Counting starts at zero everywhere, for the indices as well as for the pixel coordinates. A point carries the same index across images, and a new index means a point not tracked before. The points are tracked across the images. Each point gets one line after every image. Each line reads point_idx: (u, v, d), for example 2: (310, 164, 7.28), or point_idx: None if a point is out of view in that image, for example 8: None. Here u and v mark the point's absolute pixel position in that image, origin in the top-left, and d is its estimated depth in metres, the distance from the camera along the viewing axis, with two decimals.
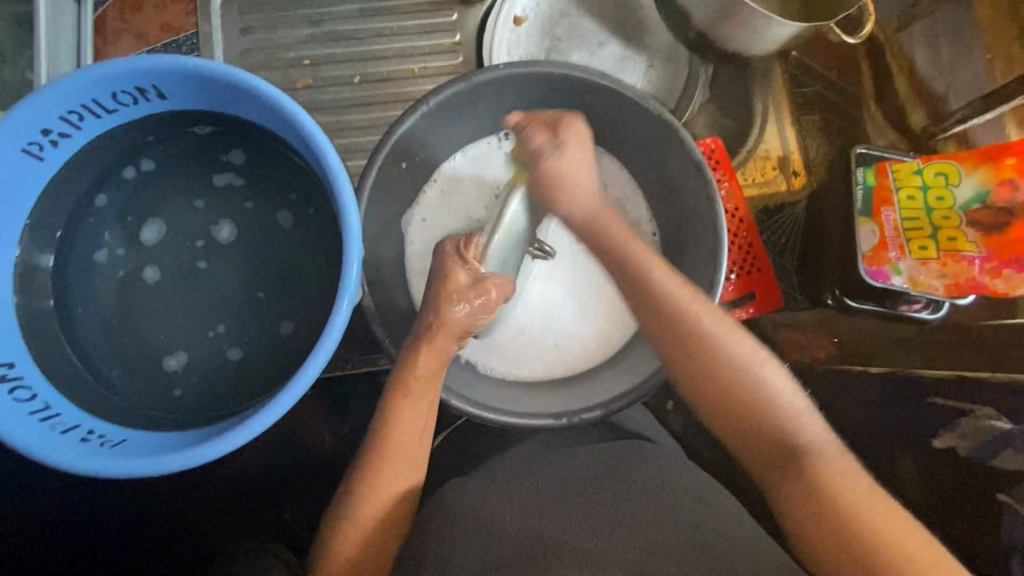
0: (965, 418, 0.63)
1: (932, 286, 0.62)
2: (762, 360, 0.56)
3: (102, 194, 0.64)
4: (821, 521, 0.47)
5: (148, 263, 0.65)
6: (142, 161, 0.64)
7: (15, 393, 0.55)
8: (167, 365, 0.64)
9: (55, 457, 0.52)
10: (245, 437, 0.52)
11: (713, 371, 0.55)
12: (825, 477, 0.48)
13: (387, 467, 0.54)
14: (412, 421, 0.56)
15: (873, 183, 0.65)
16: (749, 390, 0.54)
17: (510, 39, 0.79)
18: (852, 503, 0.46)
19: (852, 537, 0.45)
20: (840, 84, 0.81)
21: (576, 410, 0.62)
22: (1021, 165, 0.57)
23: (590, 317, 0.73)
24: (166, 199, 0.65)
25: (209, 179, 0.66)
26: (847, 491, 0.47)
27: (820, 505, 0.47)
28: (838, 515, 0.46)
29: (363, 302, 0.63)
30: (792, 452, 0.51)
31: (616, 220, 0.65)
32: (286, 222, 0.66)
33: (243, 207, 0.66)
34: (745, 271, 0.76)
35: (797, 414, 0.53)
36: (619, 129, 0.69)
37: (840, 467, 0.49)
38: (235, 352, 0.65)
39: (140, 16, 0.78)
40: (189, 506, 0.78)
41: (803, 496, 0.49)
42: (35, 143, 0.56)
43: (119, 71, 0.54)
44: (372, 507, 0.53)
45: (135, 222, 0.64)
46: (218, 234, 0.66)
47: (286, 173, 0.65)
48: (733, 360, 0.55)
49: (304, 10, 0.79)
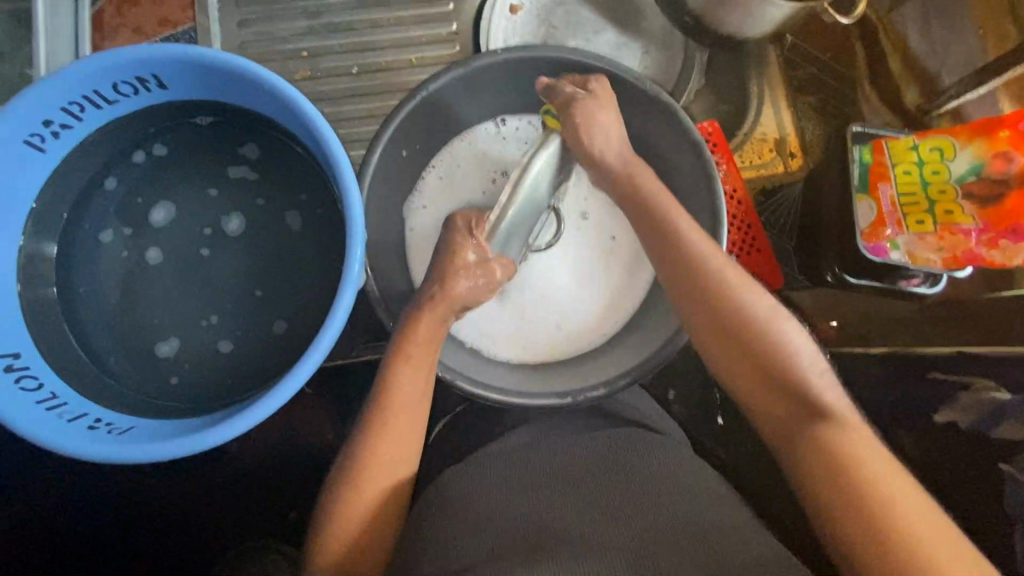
0: (964, 391, 0.63)
1: (930, 259, 0.64)
2: (786, 322, 0.52)
3: (110, 177, 0.64)
4: (837, 489, 0.42)
5: (152, 244, 0.65)
6: (154, 146, 0.65)
7: (21, 383, 0.55)
8: (159, 351, 0.64)
9: (64, 443, 0.52)
10: (250, 421, 0.52)
11: (744, 325, 0.52)
12: (846, 450, 0.44)
13: (388, 436, 0.54)
14: (412, 389, 0.56)
15: (869, 161, 0.66)
16: (773, 353, 0.50)
17: (506, 27, 0.79)
18: (872, 477, 0.42)
19: (870, 511, 0.40)
20: (835, 66, 0.82)
21: (580, 390, 0.62)
22: (1016, 136, 0.57)
23: (594, 298, 0.74)
24: (173, 186, 0.66)
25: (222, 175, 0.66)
26: (869, 466, 0.42)
27: (839, 478, 0.43)
28: (857, 488, 0.41)
29: (366, 288, 0.63)
30: (810, 420, 0.47)
31: (650, 177, 0.62)
32: (294, 222, 0.66)
33: (254, 205, 0.67)
34: (744, 253, 0.77)
35: (816, 380, 0.49)
36: (624, 114, 0.69)
37: (865, 442, 0.44)
38: (226, 346, 0.64)
39: (139, 11, 0.79)
40: (194, 500, 0.78)
41: (822, 465, 0.44)
42: (37, 135, 0.56)
43: (121, 61, 0.54)
44: (372, 477, 0.53)
45: (146, 203, 0.65)
46: (227, 226, 0.66)
47: (297, 181, 0.66)
48: (764, 323, 0.51)
49: (301, 2, 0.80)
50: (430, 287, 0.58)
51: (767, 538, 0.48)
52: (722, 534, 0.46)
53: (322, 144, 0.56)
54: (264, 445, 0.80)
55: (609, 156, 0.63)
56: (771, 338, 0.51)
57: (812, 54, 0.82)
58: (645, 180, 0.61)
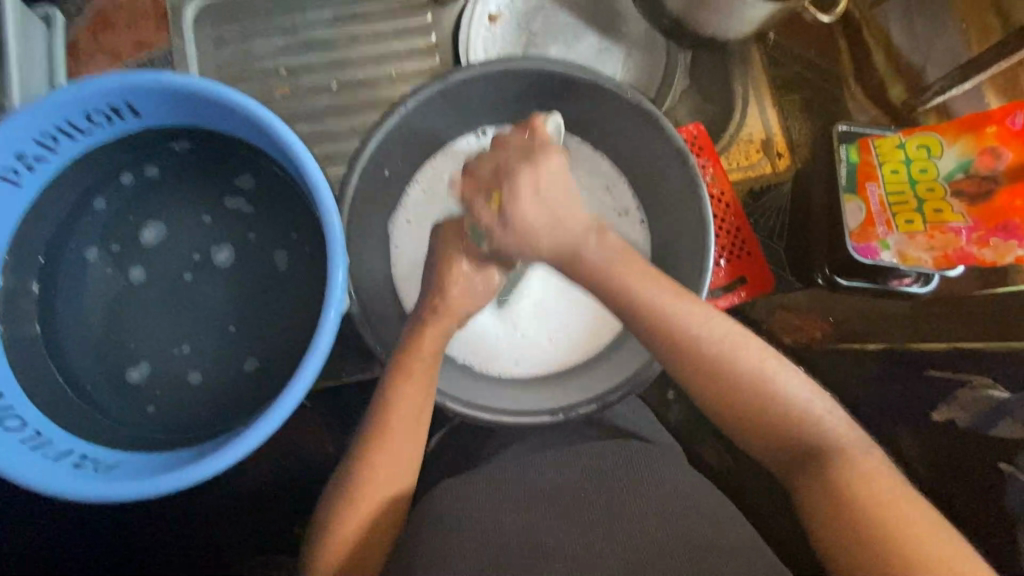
0: (963, 388, 0.62)
1: (921, 260, 0.61)
2: (775, 365, 0.51)
3: (100, 197, 0.63)
4: (854, 534, 0.43)
5: (135, 263, 0.64)
6: (145, 168, 0.64)
7: (5, 422, 0.54)
8: (128, 377, 0.63)
9: (48, 482, 0.52)
10: (234, 455, 0.51)
11: (718, 372, 0.50)
12: (854, 488, 0.45)
13: (381, 454, 0.54)
14: (409, 403, 0.55)
15: (856, 160, 0.65)
16: (767, 399, 0.49)
17: (486, 37, 0.78)
18: (887, 515, 0.43)
19: (896, 556, 0.41)
20: (819, 63, 0.81)
21: (573, 405, 0.62)
22: (1002, 132, 0.57)
23: (584, 309, 0.73)
24: (161, 205, 0.65)
25: (216, 206, 0.66)
26: (882, 504, 0.43)
27: (855, 521, 0.44)
28: (880, 534, 0.42)
29: (351, 309, 0.63)
30: (816, 459, 0.47)
31: (605, 247, 0.54)
32: (283, 262, 0.66)
33: (247, 240, 0.66)
34: (734, 256, 0.76)
35: (813, 413, 0.49)
36: (614, 125, 0.68)
37: (871, 476, 0.45)
38: (196, 377, 0.64)
39: (112, 35, 0.78)
40: (189, 526, 0.78)
41: (833, 511, 0.45)
42: (11, 169, 0.55)
43: (92, 91, 0.53)
44: (366, 496, 0.53)
45: (138, 220, 0.64)
46: (217, 257, 0.66)
47: (286, 215, 0.65)
48: (746, 371, 0.50)
49: (277, 20, 0.79)
50: (426, 301, 0.60)
51: (761, 555, 0.47)
52: (717, 553, 0.45)
53: (304, 173, 0.55)
54: (259, 469, 0.80)
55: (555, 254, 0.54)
56: (748, 380, 0.50)
57: (796, 52, 0.81)
58: (595, 258, 0.54)
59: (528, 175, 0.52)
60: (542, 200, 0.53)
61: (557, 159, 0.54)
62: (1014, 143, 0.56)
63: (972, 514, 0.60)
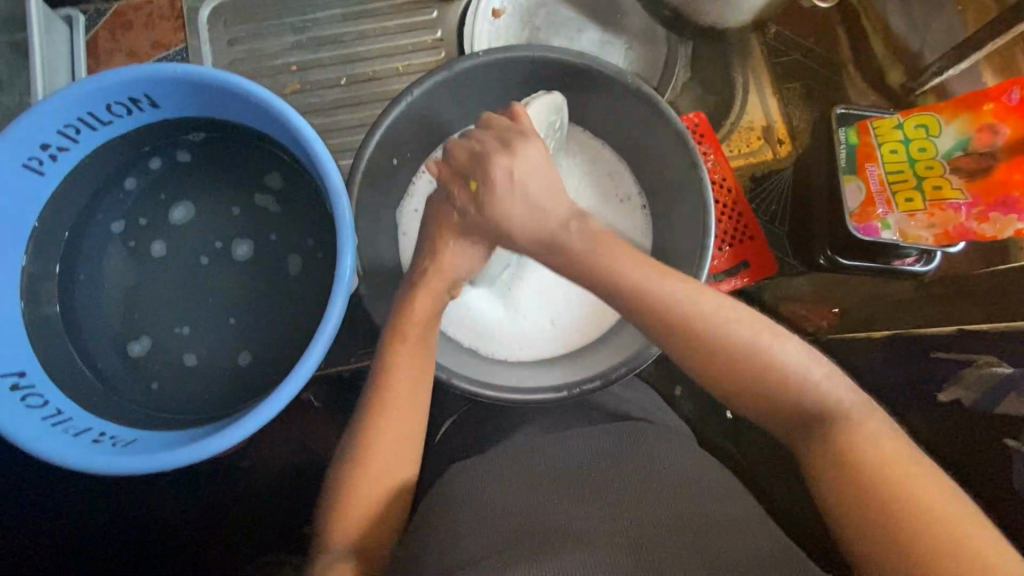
0: (968, 368, 0.62)
1: (921, 237, 0.63)
2: (771, 339, 0.49)
3: (131, 177, 0.66)
4: (849, 490, 0.42)
5: (157, 237, 0.67)
6: (179, 152, 0.67)
7: (27, 400, 0.56)
8: (130, 350, 0.65)
9: (65, 455, 0.53)
10: (245, 429, 0.53)
11: (703, 342, 0.50)
12: (849, 444, 0.44)
13: (395, 420, 0.55)
14: (404, 381, 0.56)
15: (855, 141, 0.66)
16: (761, 365, 0.48)
17: (490, 31, 0.80)
18: (884, 476, 0.41)
19: (885, 506, 0.40)
20: (818, 50, 0.82)
21: (576, 382, 0.63)
22: (999, 109, 0.57)
23: (585, 292, 0.75)
24: (185, 188, 0.67)
25: (248, 203, 0.68)
26: (881, 460, 0.42)
27: (852, 483, 0.42)
28: (875, 499, 0.41)
29: (360, 291, 0.64)
30: (815, 421, 0.46)
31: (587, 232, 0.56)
32: (295, 265, 0.68)
33: (268, 240, 0.68)
34: (736, 241, 0.77)
35: (814, 375, 0.48)
36: (620, 114, 0.69)
37: (872, 436, 0.44)
38: (190, 359, 0.66)
39: (131, 35, 0.81)
40: (206, 513, 0.80)
41: (830, 472, 0.43)
42: (35, 158, 0.58)
43: (116, 82, 0.56)
44: (374, 479, 0.53)
45: (169, 199, 0.67)
46: (235, 252, 0.68)
47: (307, 222, 0.68)
48: (743, 346, 0.49)
49: (288, 18, 0.81)
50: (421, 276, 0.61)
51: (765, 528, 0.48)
52: (721, 525, 0.46)
53: (314, 161, 0.57)
54: (273, 459, 0.81)
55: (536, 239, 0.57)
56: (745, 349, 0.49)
57: (795, 40, 0.82)
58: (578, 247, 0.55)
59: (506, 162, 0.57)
60: (516, 190, 0.57)
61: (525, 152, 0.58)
62: (1012, 119, 0.57)
63: (980, 491, 0.59)
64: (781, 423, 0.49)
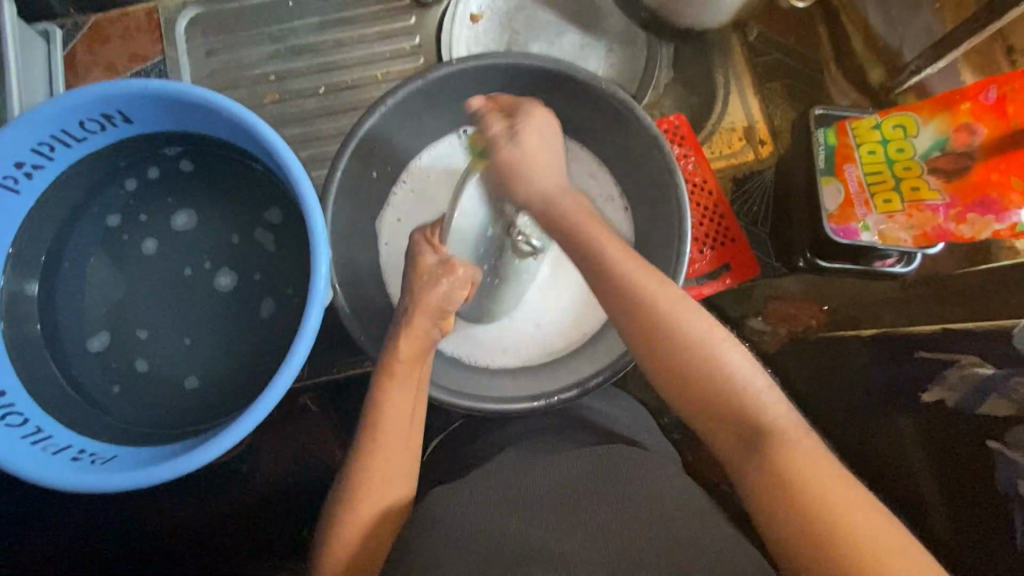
0: (951, 368, 0.61)
1: (901, 238, 0.62)
2: (724, 342, 0.48)
3: (131, 179, 0.67)
4: (789, 526, 0.41)
5: (147, 235, 0.68)
6: (182, 162, 0.68)
7: (7, 419, 0.56)
8: (89, 346, 0.65)
9: (41, 474, 0.53)
10: (217, 449, 0.53)
11: (686, 373, 0.47)
12: (789, 472, 0.43)
13: (385, 447, 0.54)
14: (403, 398, 0.56)
15: (835, 143, 0.66)
16: (725, 391, 0.46)
17: (468, 37, 0.80)
18: (844, 518, 0.40)
19: (821, 540, 0.40)
20: (798, 49, 0.81)
21: (555, 391, 0.64)
22: (976, 108, 0.57)
23: (570, 298, 0.75)
24: (179, 198, 0.68)
25: (246, 238, 0.69)
26: (821, 492, 0.41)
27: (803, 521, 0.41)
28: (831, 546, 0.39)
29: (337, 304, 0.64)
30: (756, 446, 0.44)
31: (576, 203, 0.60)
32: (268, 309, 0.68)
33: (252, 280, 0.68)
34: (718, 243, 0.76)
35: (761, 396, 0.46)
36: (602, 123, 0.68)
37: (809, 460, 0.43)
38: (142, 365, 0.66)
39: (109, 48, 0.81)
40: (199, 526, 0.80)
41: (780, 505, 0.42)
42: (10, 177, 0.58)
43: (88, 98, 0.56)
44: (373, 498, 0.53)
45: (175, 204, 0.68)
46: (218, 282, 0.68)
47: (293, 234, 0.68)
48: (695, 338, 0.48)
49: (265, 28, 0.81)
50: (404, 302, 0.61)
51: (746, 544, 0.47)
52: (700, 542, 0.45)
53: (290, 179, 0.57)
54: (266, 470, 0.82)
55: (540, 194, 0.61)
56: (702, 355, 0.47)
57: (777, 40, 0.82)
58: (570, 210, 0.59)
59: (534, 122, 0.63)
60: (541, 139, 0.63)
61: (540, 118, 0.64)
62: (988, 119, 0.56)
63: (965, 494, 0.58)
64: (724, 446, 0.47)
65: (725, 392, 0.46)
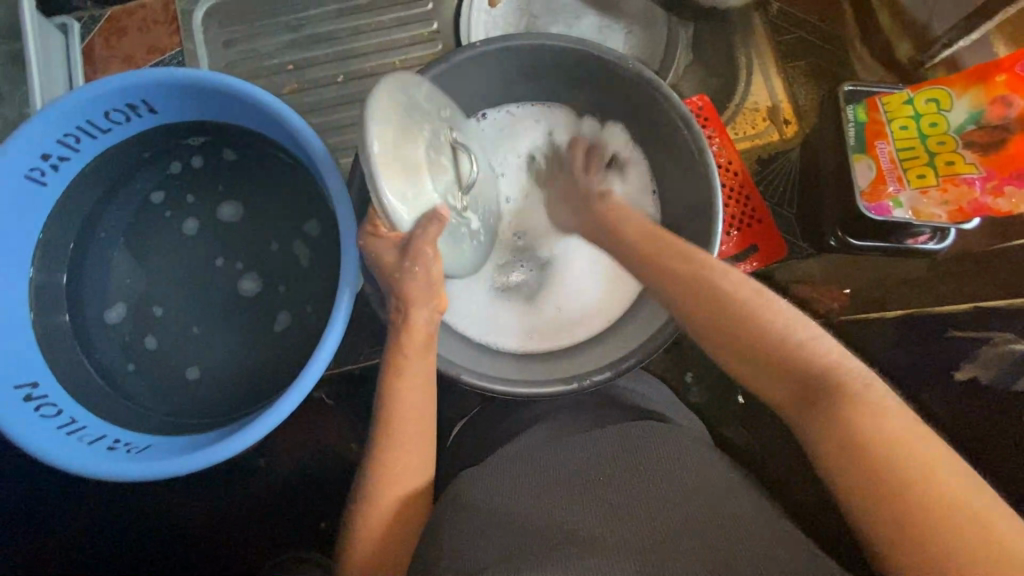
0: (983, 347, 0.61)
1: (935, 214, 0.62)
2: (766, 296, 0.47)
3: (176, 161, 0.67)
4: (849, 459, 0.37)
5: (189, 215, 0.68)
6: (224, 151, 0.68)
7: (42, 410, 0.56)
8: (106, 317, 0.66)
9: (76, 462, 0.53)
10: (256, 434, 0.53)
11: (729, 322, 0.47)
12: (851, 418, 0.38)
13: (406, 428, 0.55)
14: (418, 379, 0.57)
15: (864, 120, 0.65)
16: (771, 336, 0.45)
17: (487, 21, 0.79)
18: (910, 460, 0.35)
19: (885, 482, 0.35)
20: (822, 27, 0.80)
21: (586, 374, 0.62)
22: (1012, 80, 0.55)
23: (592, 282, 0.75)
24: (215, 187, 0.68)
25: (279, 236, 0.69)
26: (897, 445, 0.36)
27: (857, 458, 0.37)
28: (899, 489, 0.34)
29: (365, 291, 0.63)
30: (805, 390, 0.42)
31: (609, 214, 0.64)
32: (283, 323, 0.67)
33: (277, 293, 0.68)
34: (743, 225, 0.75)
35: (809, 344, 0.44)
36: (631, 105, 0.68)
37: (868, 406, 0.38)
38: (151, 342, 0.66)
39: (127, 41, 0.80)
40: (226, 515, 0.81)
41: (832, 445, 0.38)
42: (38, 169, 0.58)
43: (119, 86, 0.55)
44: (398, 476, 0.54)
45: (222, 195, 0.68)
46: (241, 286, 0.68)
47: (316, 219, 0.68)
48: (726, 284, 0.49)
49: (282, 17, 0.81)
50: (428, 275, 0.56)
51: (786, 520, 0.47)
52: (742, 517, 0.45)
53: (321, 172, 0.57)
54: (291, 460, 0.82)
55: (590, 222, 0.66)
56: (740, 303, 0.47)
57: (799, 18, 0.81)
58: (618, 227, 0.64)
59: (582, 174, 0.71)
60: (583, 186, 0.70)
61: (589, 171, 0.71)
62: None
63: (998, 470, 0.58)
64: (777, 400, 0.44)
65: (761, 342, 0.45)
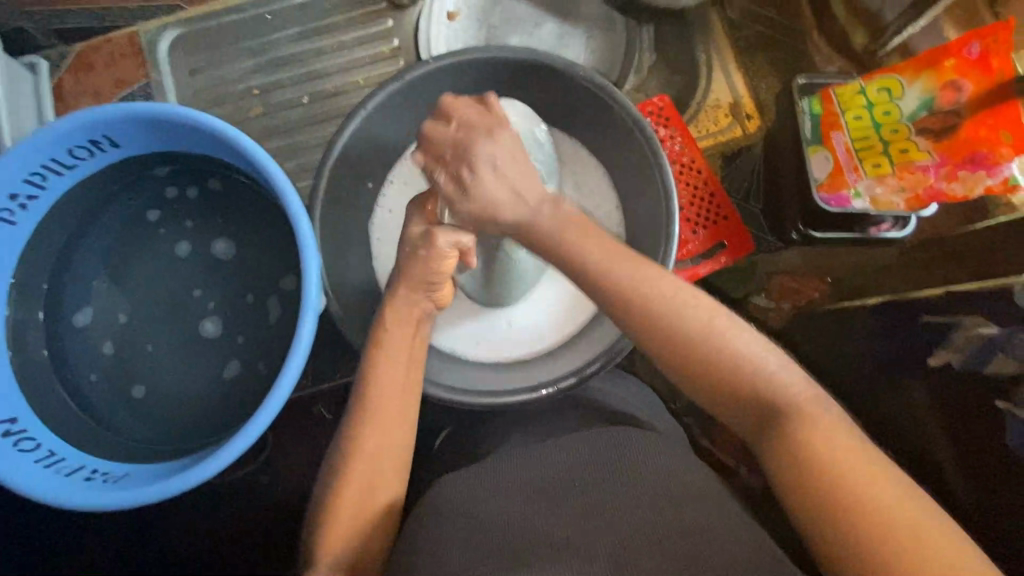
0: (957, 331, 0.59)
1: (894, 203, 0.61)
2: (728, 324, 0.45)
3: (174, 186, 0.70)
4: (808, 493, 0.39)
5: (182, 239, 0.70)
6: (209, 180, 0.70)
7: (20, 444, 0.57)
8: (75, 320, 0.68)
9: (52, 493, 0.54)
10: (224, 460, 0.53)
11: (683, 344, 0.44)
12: (809, 439, 0.40)
13: (375, 440, 0.51)
14: (392, 400, 0.52)
15: (819, 111, 0.65)
16: (732, 364, 0.43)
17: (445, 35, 0.80)
18: (863, 497, 0.37)
19: (842, 517, 0.37)
20: (778, 20, 0.81)
21: (553, 381, 0.65)
22: (961, 64, 0.57)
23: (558, 294, 0.76)
24: (191, 215, 0.70)
25: (254, 257, 0.70)
26: (853, 482, 0.38)
27: (812, 488, 0.39)
28: (855, 524, 0.37)
29: (333, 309, 0.64)
30: (769, 416, 0.42)
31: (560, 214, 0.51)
32: (232, 373, 0.69)
33: (235, 344, 0.69)
34: (710, 222, 0.75)
35: (773, 368, 0.43)
36: (585, 111, 0.68)
37: (829, 432, 0.40)
38: (109, 346, 0.68)
39: (94, 75, 0.82)
40: (218, 536, 0.81)
41: (793, 476, 0.40)
42: (6, 210, 0.59)
43: (77, 126, 0.56)
44: (359, 494, 0.49)
45: (210, 236, 0.70)
46: (202, 329, 0.70)
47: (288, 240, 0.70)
48: (687, 312, 0.45)
49: (245, 42, 0.82)
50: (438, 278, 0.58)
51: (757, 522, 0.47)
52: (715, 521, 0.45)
53: (278, 194, 0.57)
54: (280, 477, 0.82)
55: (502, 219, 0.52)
56: (702, 339, 0.44)
57: (755, 12, 0.81)
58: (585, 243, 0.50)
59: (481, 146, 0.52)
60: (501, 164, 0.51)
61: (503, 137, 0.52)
62: (974, 73, 0.56)
63: (979, 456, 0.56)
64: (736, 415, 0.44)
65: (725, 371, 0.43)
